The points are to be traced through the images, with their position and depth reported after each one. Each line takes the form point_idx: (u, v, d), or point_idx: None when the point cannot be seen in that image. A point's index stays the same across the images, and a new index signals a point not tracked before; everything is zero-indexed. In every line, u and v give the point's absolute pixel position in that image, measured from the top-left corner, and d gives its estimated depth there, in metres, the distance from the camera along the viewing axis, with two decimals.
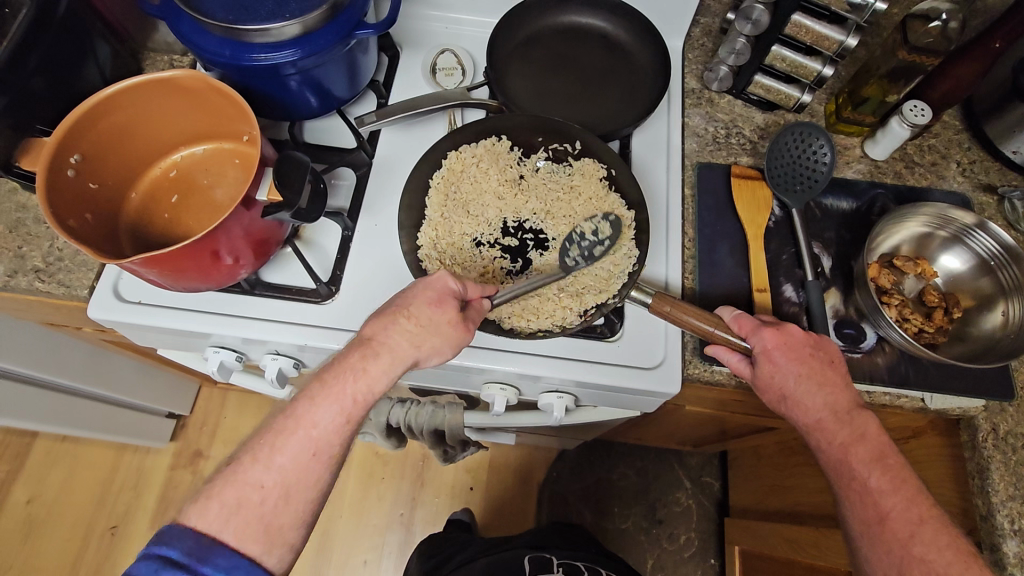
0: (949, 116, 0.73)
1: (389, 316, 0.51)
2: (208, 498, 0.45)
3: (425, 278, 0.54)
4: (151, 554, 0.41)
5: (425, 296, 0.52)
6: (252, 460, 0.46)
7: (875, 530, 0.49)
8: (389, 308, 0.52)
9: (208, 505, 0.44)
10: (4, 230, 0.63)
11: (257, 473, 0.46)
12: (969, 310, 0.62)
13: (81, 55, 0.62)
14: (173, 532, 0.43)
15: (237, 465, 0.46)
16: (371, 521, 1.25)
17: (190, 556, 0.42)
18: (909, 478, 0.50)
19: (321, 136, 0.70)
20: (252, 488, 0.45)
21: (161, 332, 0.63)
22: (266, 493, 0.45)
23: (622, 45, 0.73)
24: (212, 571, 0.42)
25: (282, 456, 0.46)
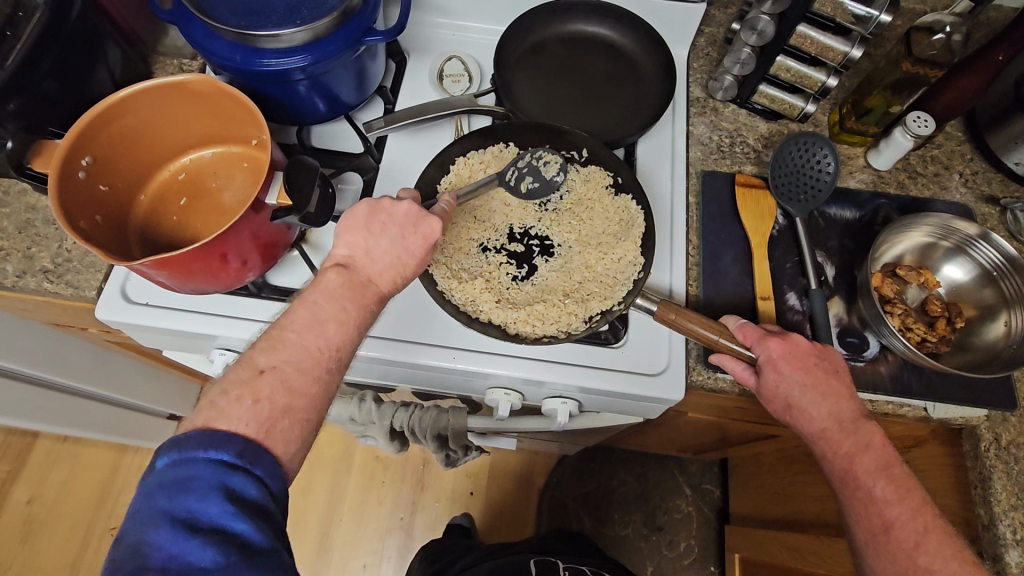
0: (952, 127, 0.73)
1: (389, 256, 0.50)
2: (252, 399, 0.40)
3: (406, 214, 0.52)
4: (194, 459, 0.36)
5: (425, 246, 0.52)
6: (290, 368, 0.42)
7: (881, 539, 0.50)
8: (390, 248, 0.50)
9: (258, 406, 0.40)
10: (13, 231, 0.64)
11: (300, 380, 0.42)
12: (972, 320, 0.62)
13: (93, 58, 0.63)
14: (216, 435, 0.37)
15: (272, 369, 0.42)
16: (371, 524, 1.25)
17: (243, 458, 0.37)
18: (913, 487, 0.51)
19: (329, 141, 0.71)
20: (297, 393, 0.42)
21: (168, 334, 0.63)
22: (307, 405, 0.42)
23: (628, 53, 0.74)
24: (265, 474, 0.38)
25: (315, 369, 0.43)
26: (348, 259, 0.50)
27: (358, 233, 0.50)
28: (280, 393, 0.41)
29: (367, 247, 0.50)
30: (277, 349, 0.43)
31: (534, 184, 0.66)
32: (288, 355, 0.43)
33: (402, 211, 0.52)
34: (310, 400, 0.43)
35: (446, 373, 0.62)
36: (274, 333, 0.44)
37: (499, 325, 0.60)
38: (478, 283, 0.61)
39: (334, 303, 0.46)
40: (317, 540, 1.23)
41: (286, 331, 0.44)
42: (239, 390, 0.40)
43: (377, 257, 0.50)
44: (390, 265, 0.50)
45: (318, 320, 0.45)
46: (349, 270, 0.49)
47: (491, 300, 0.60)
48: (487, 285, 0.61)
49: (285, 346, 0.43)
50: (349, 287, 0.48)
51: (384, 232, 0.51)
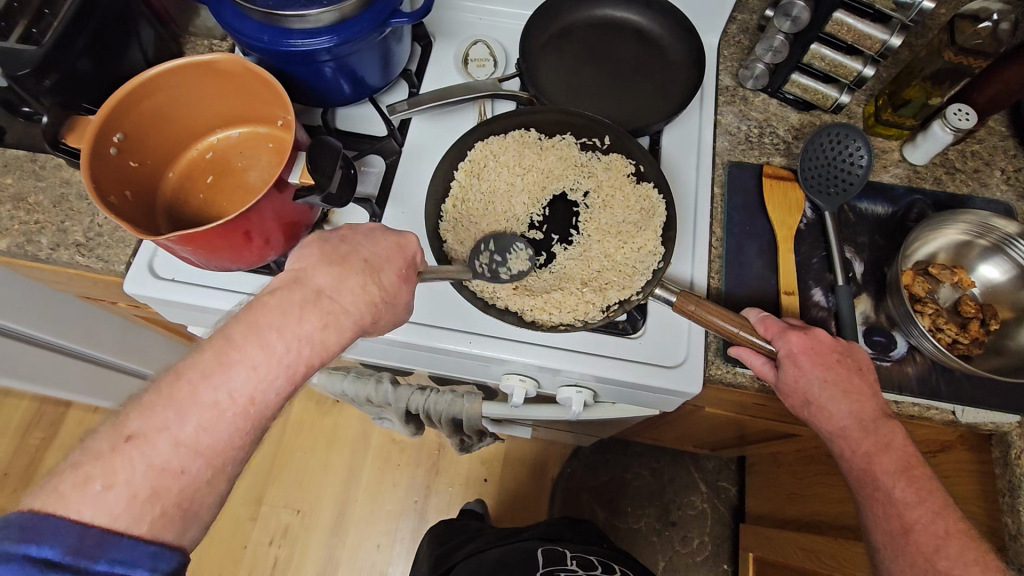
0: (995, 121, 0.71)
1: (349, 260, 0.46)
2: (103, 483, 0.34)
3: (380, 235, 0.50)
4: (8, 559, 0.30)
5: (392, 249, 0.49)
6: (167, 436, 0.37)
7: (900, 542, 0.49)
8: (352, 255, 0.47)
9: (110, 493, 0.34)
10: (49, 204, 0.66)
11: (177, 454, 0.37)
12: (1007, 323, 0.60)
13: (126, 38, 0.64)
14: (42, 527, 0.32)
15: (140, 438, 0.36)
16: (385, 506, 1.27)
17: (74, 554, 0.32)
18: (935, 490, 0.49)
19: (352, 124, 0.71)
20: (173, 469, 0.36)
21: (192, 309, 0.65)
22: (191, 476, 0.37)
23: (656, 39, 0.72)
24: (108, 567, 0.33)
25: (216, 427, 0.38)
26: (293, 278, 0.45)
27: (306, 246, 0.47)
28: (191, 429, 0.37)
29: (318, 260, 0.46)
30: (155, 410, 0.37)
31: (513, 271, 0.60)
32: (172, 414, 0.37)
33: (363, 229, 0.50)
34: (191, 475, 0.37)
35: (461, 357, 0.62)
36: (166, 382, 0.38)
37: (516, 312, 0.60)
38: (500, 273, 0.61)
39: (259, 336, 0.41)
40: (331, 519, 1.25)
41: (180, 380, 0.38)
42: (90, 467, 0.34)
43: (331, 267, 0.45)
44: (351, 272, 0.46)
45: (230, 360, 0.39)
46: (293, 287, 0.44)
47: (509, 287, 0.60)
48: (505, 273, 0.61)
49: (172, 402, 0.37)
50: (291, 311, 0.42)
51: (340, 243, 0.48)
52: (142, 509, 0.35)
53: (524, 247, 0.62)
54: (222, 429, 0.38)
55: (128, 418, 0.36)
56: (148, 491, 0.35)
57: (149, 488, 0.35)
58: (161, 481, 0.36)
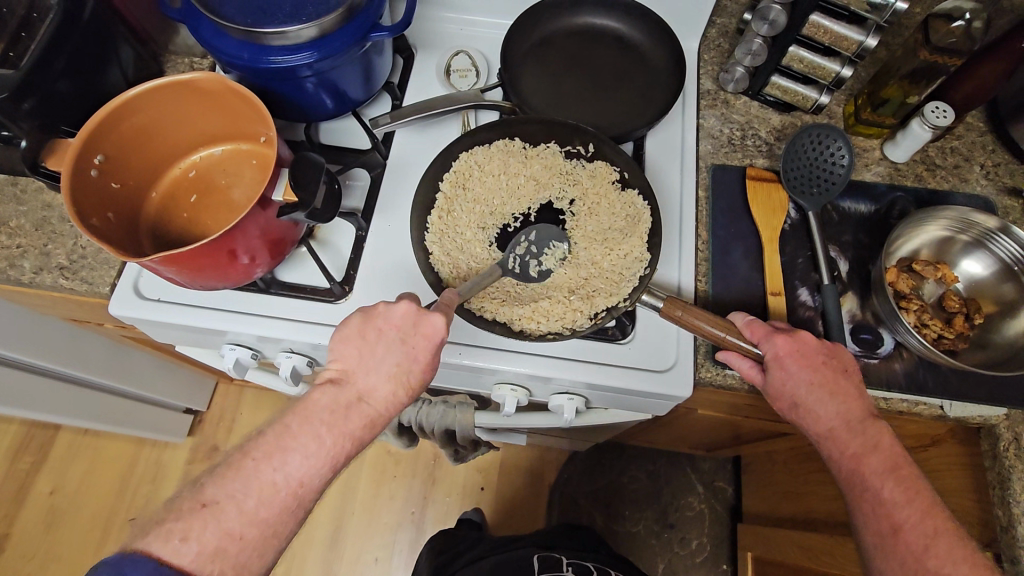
0: (973, 118, 0.71)
1: (385, 367, 0.50)
2: (181, 537, 0.42)
3: (415, 316, 0.51)
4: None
5: (430, 348, 0.51)
6: (234, 506, 0.44)
7: (889, 542, 0.49)
8: (389, 358, 0.50)
9: (184, 545, 0.42)
10: (31, 228, 0.65)
11: (239, 522, 0.44)
12: (991, 316, 0.60)
13: (106, 58, 0.64)
14: (129, 560, 0.40)
15: (214, 504, 0.44)
16: (382, 518, 1.26)
17: None
18: (924, 489, 0.50)
19: (336, 137, 0.71)
20: (234, 535, 0.44)
21: (179, 329, 0.64)
22: (247, 541, 0.44)
23: (637, 45, 0.73)
24: None
25: (270, 504, 0.45)
26: (339, 374, 0.51)
27: (349, 342, 0.51)
28: (238, 513, 0.44)
29: (360, 357, 0.51)
30: (227, 481, 0.45)
31: (541, 269, 0.62)
32: (238, 488, 0.45)
33: (398, 314, 0.51)
34: (247, 540, 0.44)
35: (452, 369, 0.62)
36: (236, 459, 0.46)
37: (505, 323, 0.59)
38: (487, 284, 0.61)
39: (310, 431, 0.48)
40: (329, 533, 1.24)
41: (247, 459, 0.46)
42: (173, 523, 0.43)
43: (371, 371, 0.50)
44: (388, 378, 0.50)
45: (283, 450, 0.47)
46: (339, 387, 0.50)
47: (498, 297, 0.60)
48: (495, 283, 0.61)
49: (239, 477, 0.45)
50: (335, 411, 0.49)
51: (379, 340, 0.51)
52: (208, 563, 0.42)
53: (562, 245, 0.64)
54: (274, 505, 0.46)
55: (206, 487, 0.45)
56: (213, 551, 0.43)
57: (214, 547, 0.43)
58: (222, 542, 0.43)
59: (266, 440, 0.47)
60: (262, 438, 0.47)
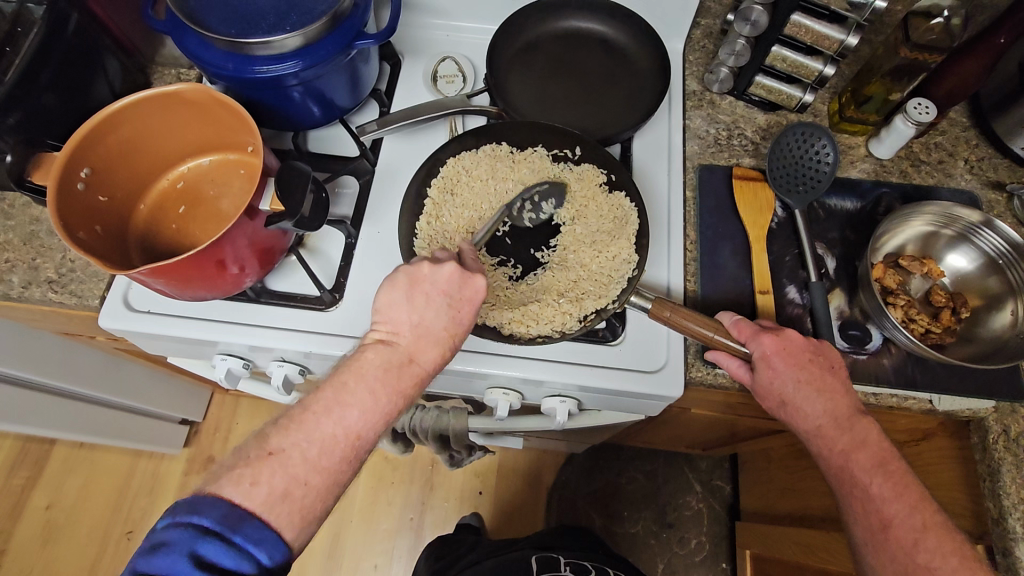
0: (956, 113, 0.72)
1: (433, 329, 0.51)
2: (251, 480, 0.42)
3: (459, 277, 0.52)
4: (183, 522, 0.40)
5: (471, 307, 0.52)
6: (298, 453, 0.44)
7: (879, 537, 0.50)
8: (438, 320, 0.51)
9: (255, 488, 0.42)
10: (19, 242, 0.65)
11: (304, 469, 0.44)
12: (977, 310, 0.61)
13: (91, 71, 0.64)
14: (205, 500, 0.41)
15: (280, 452, 0.44)
16: (382, 524, 1.26)
17: (224, 525, 0.40)
18: (912, 483, 0.50)
19: (324, 146, 0.71)
20: (301, 481, 0.43)
21: (170, 340, 0.64)
22: (312, 486, 0.44)
23: (622, 48, 0.73)
24: (243, 542, 0.40)
25: (333, 454, 0.45)
26: (389, 335, 0.51)
27: (399, 306, 0.51)
28: (297, 467, 0.44)
29: (410, 320, 0.51)
30: (290, 432, 0.45)
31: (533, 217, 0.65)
32: (301, 438, 0.45)
33: (445, 277, 0.52)
34: (312, 487, 0.44)
35: (444, 374, 0.63)
36: (297, 412, 0.46)
37: (494, 327, 0.60)
38: None
39: (365, 386, 0.47)
40: (328, 541, 1.24)
41: (308, 412, 0.46)
42: (242, 469, 0.43)
43: (420, 333, 0.51)
44: (436, 340, 0.51)
45: (342, 403, 0.46)
46: (389, 347, 0.50)
47: (487, 302, 0.61)
48: (485, 288, 0.61)
49: (302, 428, 0.45)
50: (387, 369, 0.49)
51: (428, 303, 0.51)
52: (277, 506, 0.42)
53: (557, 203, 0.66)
54: (335, 456, 0.45)
55: (270, 437, 0.44)
56: (282, 494, 0.42)
57: (284, 489, 0.43)
58: (290, 486, 0.43)
59: (323, 396, 0.46)
60: (318, 395, 0.47)
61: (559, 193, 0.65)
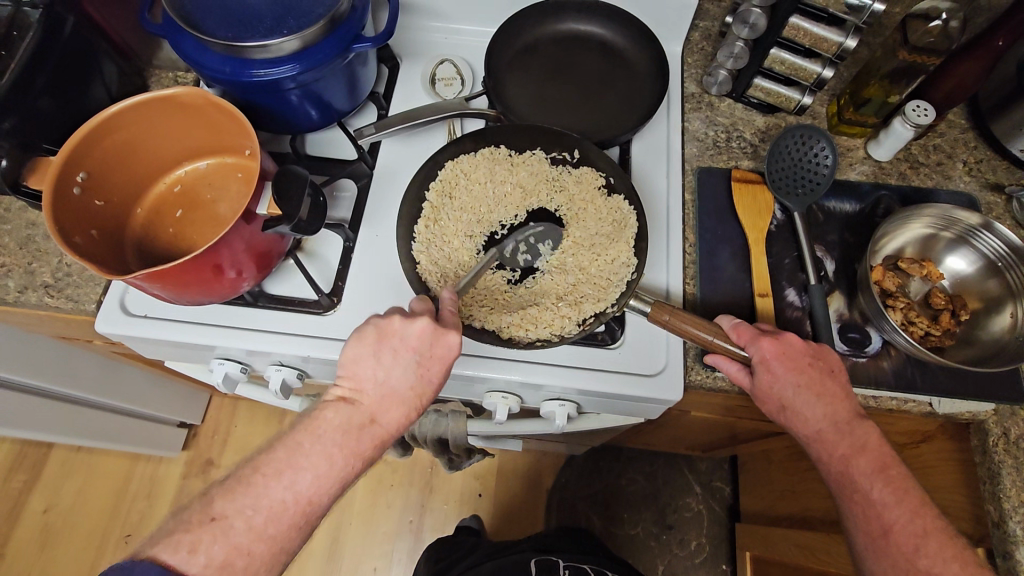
0: (955, 115, 0.72)
1: (398, 390, 0.51)
2: (191, 549, 0.43)
3: (430, 334, 0.51)
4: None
5: (441, 367, 0.51)
6: (241, 521, 0.45)
7: (880, 543, 0.49)
8: (403, 379, 0.51)
9: (194, 557, 0.43)
10: (15, 247, 0.64)
11: (246, 537, 0.45)
12: (976, 313, 0.61)
13: (87, 75, 0.64)
14: (143, 565, 0.41)
15: (222, 519, 0.45)
16: (381, 528, 1.25)
17: None
18: (912, 488, 0.50)
19: (322, 148, 0.71)
20: (242, 549, 0.44)
21: (167, 345, 0.64)
22: (255, 555, 0.45)
23: (620, 51, 0.73)
24: None
25: (279, 520, 0.46)
26: (352, 392, 0.51)
27: (363, 362, 0.51)
28: (238, 536, 0.44)
29: (375, 377, 0.51)
30: (235, 496, 0.45)
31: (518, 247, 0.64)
32: (246, 504, 0.45)
33: (414, 334, 0.51)
34: (255, 555, 0.45)
35: (443, 377, 0.62)
36: (247, 473, 0.47)
37: (493, 331, 0.60)
38: (476, 293, 0.61)
39: (320, 449, 0.48)
40: (327, 545, 1.24)
41: (258, 475, 0.47)
42: (183, 535, 0.43)
43: (384, 392, 0.51)
44: (401, 400, 0.51)
45: (293, 467, 0.47)
46: (352, 406, 0.50)
47: (487, 306, 0.60)
48: (483, 291, 0.61)
49: (250, 493, 0.46)
50: (346, 431, 0.49)
51: (395, 361, 0.51)
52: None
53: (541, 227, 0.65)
54: (283, 522, 0.46)
55: (215, 501, 0.45)
56: (221, 564, 0.44)
57: (223, 559, 0.44)
58: (230, 556, 0.44)
59: (276, 457, 0.47)
60: (272, 454, 0.48)
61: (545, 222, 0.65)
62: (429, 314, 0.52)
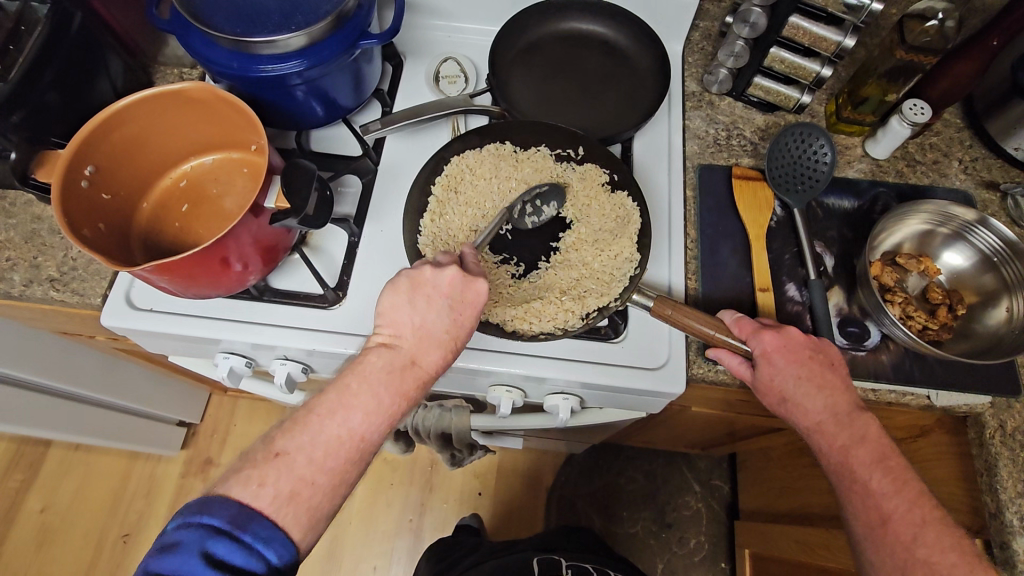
0: (950, 114, 0.73)
1: (436, 332, 0.52)
2: (258, 482, 0.43)
3: (461, 279, 0.53)
4: (192, 522, 0.41)
5: (473, 309, 0.53)
6: (304, 456, 0.45)
7: (878, 532, 0.50)
8: (439, 323, 0.52)
9: (263, 489, 0.43)
10: (20, 240, 0.65)
11: (310, 469, 0.45)
12: (973, 307, 0.62)
13: (93, 70, 0.64)
14: (214, 500, 0.42)
15: (286, 454, 0.45)
16: (381, 526, 1.25)
17: (233, 524, 0.41)
18: (911, 479, 0.51)
19: (327, 145, 0.71)
20: (307, 481, 0.44)
21: (172, 339, 0.64)
22: (319, 486, 0.45)
23: (622, 49, 0.74)
24: (253, 540, 0.41)
25: (338, 454, 0.46)
26: (391, 338, 0.51)
27: (401, 309, 0.52)
28: (301, 469, 0.45)
29: (412, 322, 0.51)
30: (295, 434, 0.46)
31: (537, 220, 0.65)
32: (307, 440, 0.45)
33: (446, 280, 0.52)
34: (318, 487, 0.45)
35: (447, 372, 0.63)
36: (301, 414, 0.47)
37: (497, 324, 0.60)
38: None
39: (368, 390, 0.48)
40: (327, 543, 1.24)
41: (311, 414, 0.47)
42: (250, 470, 0.44)
43: (423, 335, 0.51)
44: (438, 343, 0.52)
45: (345, 407, 0.47)
46: (392, 350, 0.50)
47: (491, 300, 0.61)
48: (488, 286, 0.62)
49: (307, 431, 0.46)
50: (390, 373, 0.49)
51: (429, 306, 0.52)
52: (285, 506, 0.43)
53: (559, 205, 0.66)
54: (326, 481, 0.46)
55: (276, 439, 0.45)
56: (289, 495, 0.43)
57: (289, 490, 0.44)
58: (296, 487, 0.44)
59: (327, 398, 0.47)
60: (322, 396, 0.48)
61: (559, 196, 0.66)
62: (456, 263, 0.54)
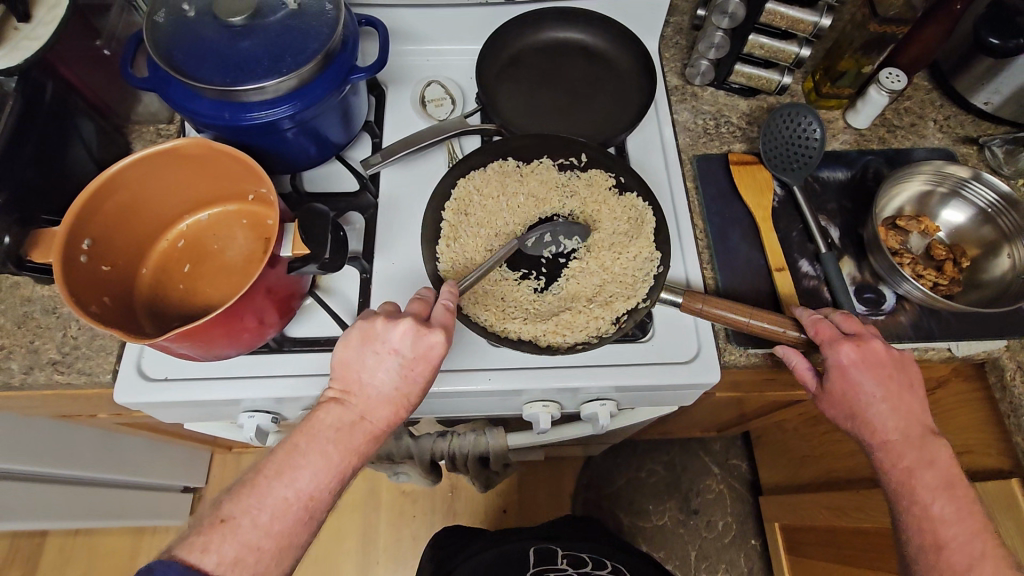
0: (919, 78, 0.77)
1: (385, 390, 0.51)
2: (203, 548, 0.43)
3: (410, 335, 0.50)
4: None
5: (425, 366, 0.51)
6: (249, 519, 0.45)
7: (931, 554, 0.51)
8: (389, 381, 0.51)
9: (206, 555, 0.43)
10: (13, 327, 0.61)
11: (256, 534, 0.45)
12: (976, 259, 0.65)
13: (68, 137, 0.61)
14: (163, 561, 0.41)
15: (231, 519, 0.45)
16: (409, 561, 1.22)
17: None
18: (975, 510, 0.52)
19: (322, 184, 0.70)
20: (253, 546, 0.44)
21: (191, 406, 0.61)
22: (263, 551, 0.45)
23: (601, 53, 0.75)
24: None
25: (284, 518, 0.46)
26: (342, 393, 0.51)
27: (352, 365, 0.51)
28: (249, 535, 0.44)
29: (362, 379, 0.51)
30: (242, 497, 0.46)
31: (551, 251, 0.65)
32: (252, 504, 0.46)
33: (398, 337, 0.50)
34: (264, 551, 0.45)
35: (482, 396, 0.62)
36: (251, 476, 0.47)
37: (530, 340, 0.60)
38: (506, 305, 0.61)
39: (316, 450, 0.48)
40: None
41: (260, 477, 0.47)
42: (200, 538, 0.44)
43: (371, 392, 0.50)
44: (387, 400, 0.51)
45: (292, 468, 0.47)
46: (342, 406, 0.50)
47: (519, 317, 0.60)
48: (513, 303, 0.61)
49: (254, 493, 0.46)
50: (338, 431, 0.49)
51: (380, 363, 0.50)
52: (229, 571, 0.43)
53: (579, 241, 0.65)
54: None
55: (224, 503, 0.46)
56: (233, 560, 0.43)
57: (235, 555, 0.44)
58: (243, 552, 0.44)
59: (274, 460, 0.48)
60: (271, 457, 0.48)
61: (582, 233, 0.65)
62: (414, 315, 0.52)
